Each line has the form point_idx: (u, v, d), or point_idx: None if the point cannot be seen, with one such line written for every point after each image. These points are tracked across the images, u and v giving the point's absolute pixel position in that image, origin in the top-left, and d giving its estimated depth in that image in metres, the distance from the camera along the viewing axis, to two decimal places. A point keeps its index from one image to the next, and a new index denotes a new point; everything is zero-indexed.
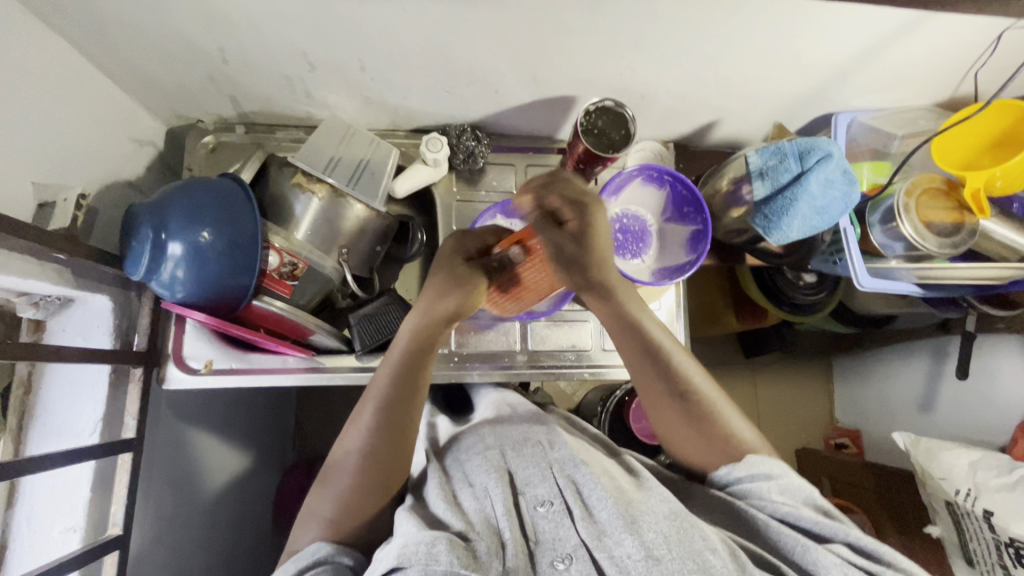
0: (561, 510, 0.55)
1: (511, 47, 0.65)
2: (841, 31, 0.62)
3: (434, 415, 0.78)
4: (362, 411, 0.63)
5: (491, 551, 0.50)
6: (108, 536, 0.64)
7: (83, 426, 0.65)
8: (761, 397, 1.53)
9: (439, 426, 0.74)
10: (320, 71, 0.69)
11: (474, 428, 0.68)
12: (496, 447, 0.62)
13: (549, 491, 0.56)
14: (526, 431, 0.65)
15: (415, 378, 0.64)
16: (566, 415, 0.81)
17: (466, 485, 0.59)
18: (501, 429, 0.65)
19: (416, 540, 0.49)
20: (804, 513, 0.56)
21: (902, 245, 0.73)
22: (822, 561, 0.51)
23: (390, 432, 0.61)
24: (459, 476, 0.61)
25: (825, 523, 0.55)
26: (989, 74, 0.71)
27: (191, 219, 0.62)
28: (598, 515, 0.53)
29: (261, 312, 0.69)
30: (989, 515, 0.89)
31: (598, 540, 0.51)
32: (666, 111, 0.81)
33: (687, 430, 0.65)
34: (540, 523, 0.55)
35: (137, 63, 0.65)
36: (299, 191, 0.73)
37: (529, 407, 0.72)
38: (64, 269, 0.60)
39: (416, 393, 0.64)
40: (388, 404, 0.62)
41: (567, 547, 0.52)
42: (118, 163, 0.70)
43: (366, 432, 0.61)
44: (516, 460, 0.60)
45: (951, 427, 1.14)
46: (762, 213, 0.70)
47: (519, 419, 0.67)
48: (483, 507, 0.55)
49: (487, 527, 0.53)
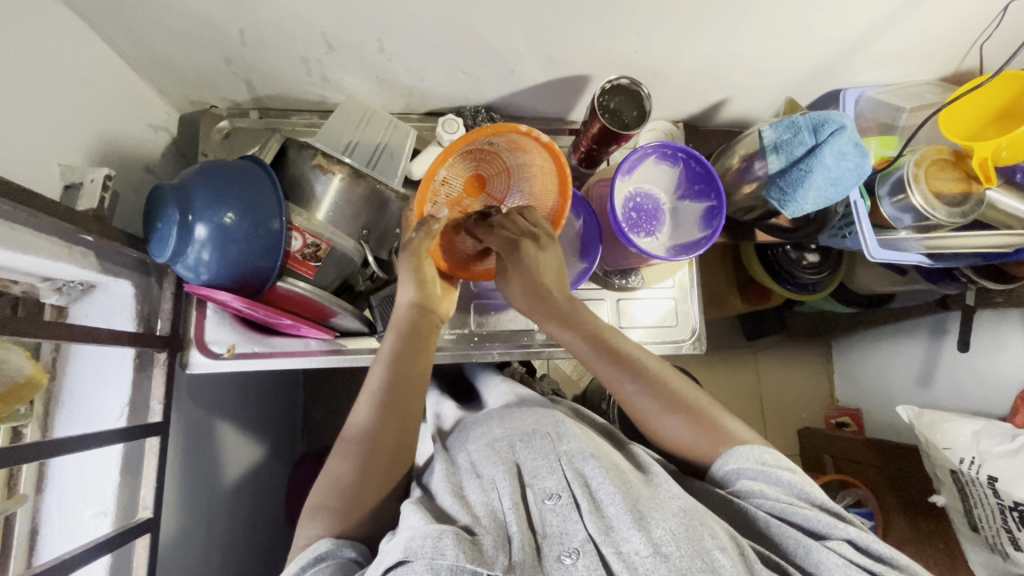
0: (569, 503, 0.55)
1: (528, 26, 0.66)
2: (854, 5, 0.63)
3: (439, 403, 0.81)
4: (358, 405, 0.63)
5: (496, 545, 0.51)
6: (139, 519, 0.64)
7: (110, 410, 0.65)
8: (762, 379, 1.56)
9: (444, 412, 0.78)
10: (338, 53, 0.69)
11: (482, 415, 0.71)
12: (505, 439, 0.63)
13: (558, 484, 0.57)
14: (535, 423, 0.65)
15: (413, 360, 0.65)
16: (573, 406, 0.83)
17: (472, 477, 0.60)
18: (507, 421, 0.67)
19: (422, 534, 0.50)
20: (802, 510, 0.55)
21: (911, 216, 0.75)
22: (827, 561, 0.51)
23: (390, 424, 0.61)
24: (466, 467, 0.62)
25: (823, 520, 0.54)
26: (995, 46, 0.72)
27: (215, 200, 0.62)
28: (606, 509, 0.54)
29: (284, 294, 0.69)
30: (994, 481, 0.92)
31: (606, 534, 0.51)
32: (677, 90, 0.82)
33: (666, 427, 0.65)
34: (548, 517, 0.55)
35: (154, 45, 0.65)
36: (319, 172, 0.71)
37: (542, 401, 0.72)
38: (89, 252, 0.60)
39: (414, 387, 0.64)
40: (386, 396, 0.62)
41: (575, 541, 0.52)
42: (135, 148, 0.70)
43: (365, 425, 0.61)
44: (524, 451, 0.61)
45: (953, 400, 1.17)
46: (777, 186, 0.72)
47: (527, 411, 0.69)
48: (489, 500, 0.56)
49: (493, 523, 0.53)
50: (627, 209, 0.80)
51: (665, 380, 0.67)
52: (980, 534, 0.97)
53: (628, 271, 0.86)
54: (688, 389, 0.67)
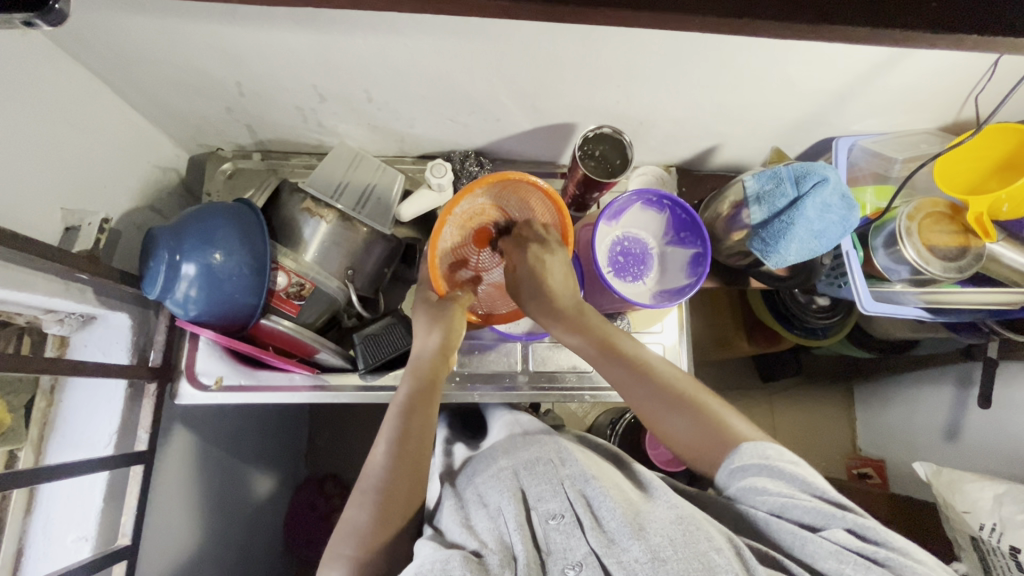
0: (572, 522, 0.54)
1: (507, 79, 0.68)
2: (832, 60, 0.63)
3: (450, 443, 0.78)
4: (375, 449, 0.63)
5: (503, 564, 0.49)
6: (117, 546, 0.67)
7: (99, 438, 0.68)
8: (777, 422, 1.50)
9: (454, 454, 0.74)
10: (329, 102, 0.73)
11: (486, 450, 0.69)
12: (509, 468, 0.61)
13: (561, 505, 0.55)
14: (537, 450, 0.64)
15: (427, 407, 0.65)
16: (581, 434, 0.82)
17: (479, 506, 0.58)
18: (512, 450, 0.65)
19: (431, 559, 0.49)
20: (800, 502, 0.52)
21: (906, 269, 0.73)
22: (820, 551, 0.49)
23: (406, 468, 0.60)
24: (473, 498, 0.60)
25: (820, 510, 0.51)
26: (992, 97, 0.70)
27: (203, 240, 0.65)
28: (607, 525, 0.52)
29: (268, 330, 0.72)
30: (1016, 552, 0.84)
31: (608, 547, 0.50)
32: (665, 137, 0.82)
33: (669, 420, 0.63)
34: (552, 536, 0.53)
35: (160, 95, 0.70)
36: (308, 216, 0.76)
37: (547, 429, 0.71)
38: (86, 288, 0.64)
39: (426, 432, 0.64)
40: (401, 438, 0.62)
41: (578, 555, 0.51)
42: (142, 189, 0.75)
43: (382, 469, 0.60)
44: (529, 477, 0.59)
45: (976, 458, 1.09)
46: (759, 236, 0.70)
47: (528, 439, 0.67)
48: (496, 526, 0.54)
49: (500, 546, 0.52)
50: (614, 252, 0.80)
51: (670, 381, 0.65)
52: None
53: (613, 315, 0.85)
54: (685, 382, 0.64)
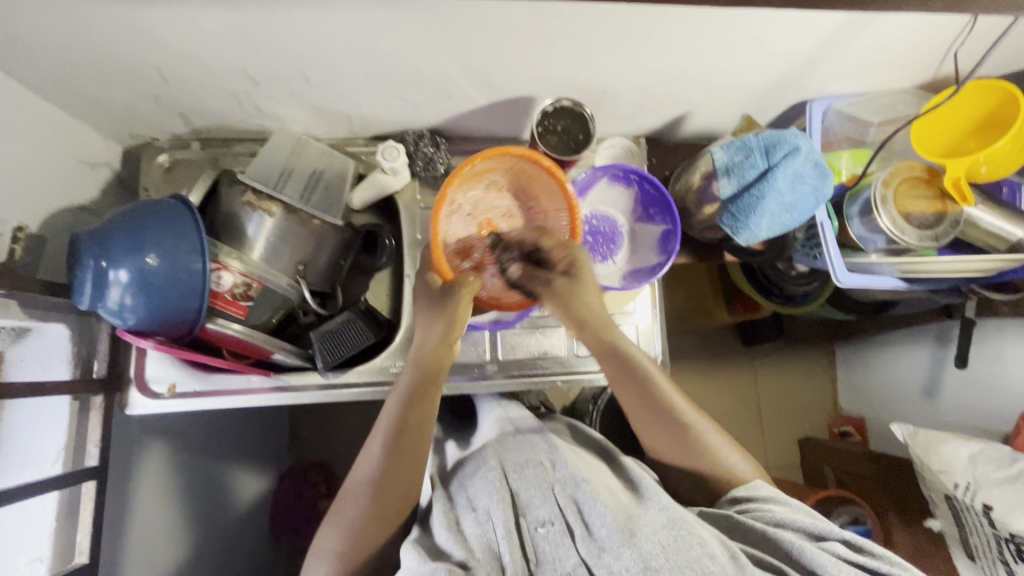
0: (561, 530, 0.52)
1: (453, 52, 0.62)
2: (802, 19, 0.58)
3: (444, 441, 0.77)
4: (371, 443, 0.62)
5: None
6: (74, 565, 0.64)
7: (46, 456, 0.64)
8: (761, 386, 1.49)
9: (446, 452, 0.73)
10: (263, 85, 0.67)
11: (478, 450, 0.66)
12: (496, 470, 0.59)
13: (551, 512, 0.54)
14: (527, 450, 0.61)
15: (427, 405, 0.63)
16: (569, 422, 0.79)
17: (468, 510, 0.56)
18: (501, 451, 0.62)
19: None
20: (800, 521, 0.56)
21: (882, 237, 0.71)
22: (820, 557, 0.50)
23: (399, 469, 0.59)
24: (463, 502, 0.58)
25: (819, 528, 0.55)
26: (971, 52, 0.66)
27: (132, 244, 0.60)
28: (596, 532, 0.51)
29: (216, 335, 0.68)
30: (989, 510, 0.84)
31: (597, 557, 0.49)
32: (631, 107, 0.77)
33: (662, 437, 0.65)
34: (542, 544, 0.52)
35: (73, 85, 0.64)
36: (250, 210, 0.71)
37: (539, 426, 0.68)
38: (8, 301, 0.58)
39: (424, 432, 0.62)
40: (397, 435, 0.61)
41: (567, 566, 0.50)
42: (68, 189, 0.70)
43: (375, 468, 0.59)
44: (518, 481, 0.57)
45: (954, 416, 1.09)
46: (728, 212, 0.67)
47: (519, 439, 0.64)
48: (485, 532, 0.53)
49: (488, 555, 0.52)
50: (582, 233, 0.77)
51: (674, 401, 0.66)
52: (975, 561, 0.87)
53: None
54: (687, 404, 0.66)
